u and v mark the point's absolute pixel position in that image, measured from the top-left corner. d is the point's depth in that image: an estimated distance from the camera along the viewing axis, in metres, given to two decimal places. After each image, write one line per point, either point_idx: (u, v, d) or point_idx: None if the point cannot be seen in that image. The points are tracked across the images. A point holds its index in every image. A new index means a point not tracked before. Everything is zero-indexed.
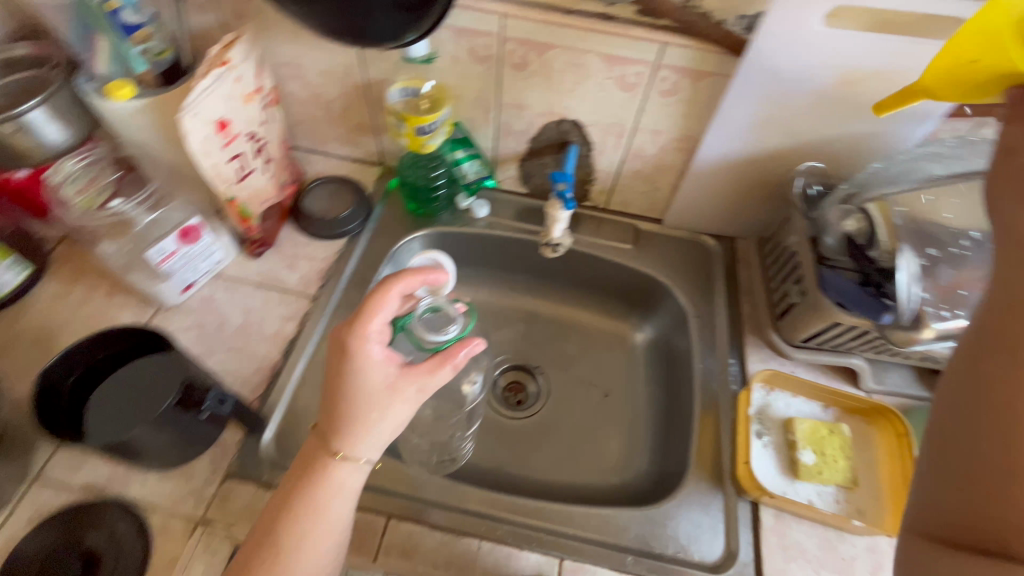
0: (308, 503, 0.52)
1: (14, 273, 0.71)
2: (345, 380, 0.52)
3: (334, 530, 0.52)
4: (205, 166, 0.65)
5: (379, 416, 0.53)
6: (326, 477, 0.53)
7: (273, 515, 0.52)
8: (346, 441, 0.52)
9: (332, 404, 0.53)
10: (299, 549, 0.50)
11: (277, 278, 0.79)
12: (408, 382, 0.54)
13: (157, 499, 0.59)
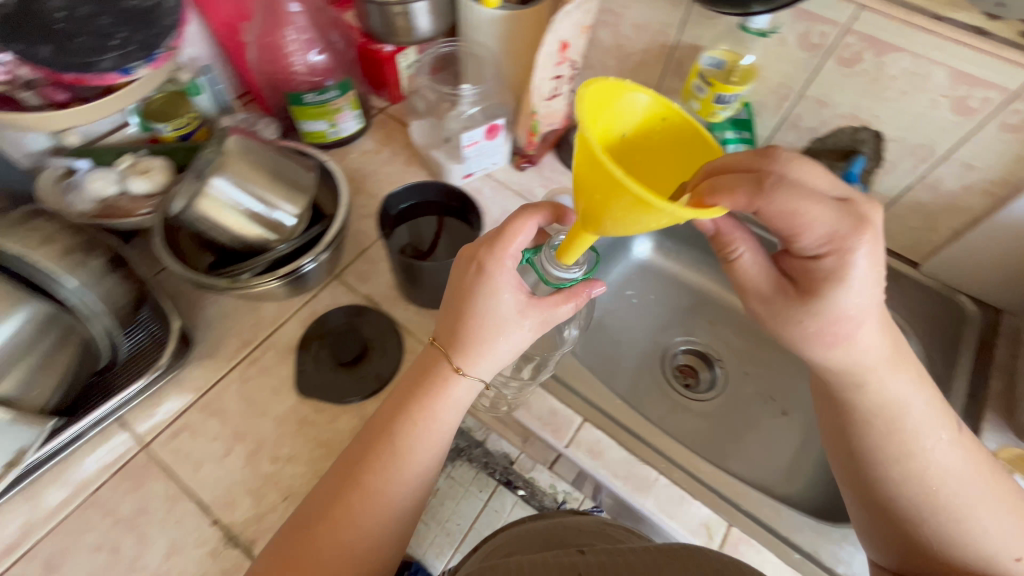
0: (422, 415, 0.50)
1: (355, 122, 0.87)
2: (472, 296, 0.48)
3: (435, 443, 0.51)
4: (537, 78, 0.74)
5: (501, 340, 0.49)
6: (440, 387, 0.51)
7: (386, 415, 0.51)
8: (465, 355, 0.49)
9: (452, 317, 0.50)
10: (406, 457, 0.49)
11: (532, 193, 0.88)
12: (535, 311, 0.49)
13: (412, 327, 0.73)
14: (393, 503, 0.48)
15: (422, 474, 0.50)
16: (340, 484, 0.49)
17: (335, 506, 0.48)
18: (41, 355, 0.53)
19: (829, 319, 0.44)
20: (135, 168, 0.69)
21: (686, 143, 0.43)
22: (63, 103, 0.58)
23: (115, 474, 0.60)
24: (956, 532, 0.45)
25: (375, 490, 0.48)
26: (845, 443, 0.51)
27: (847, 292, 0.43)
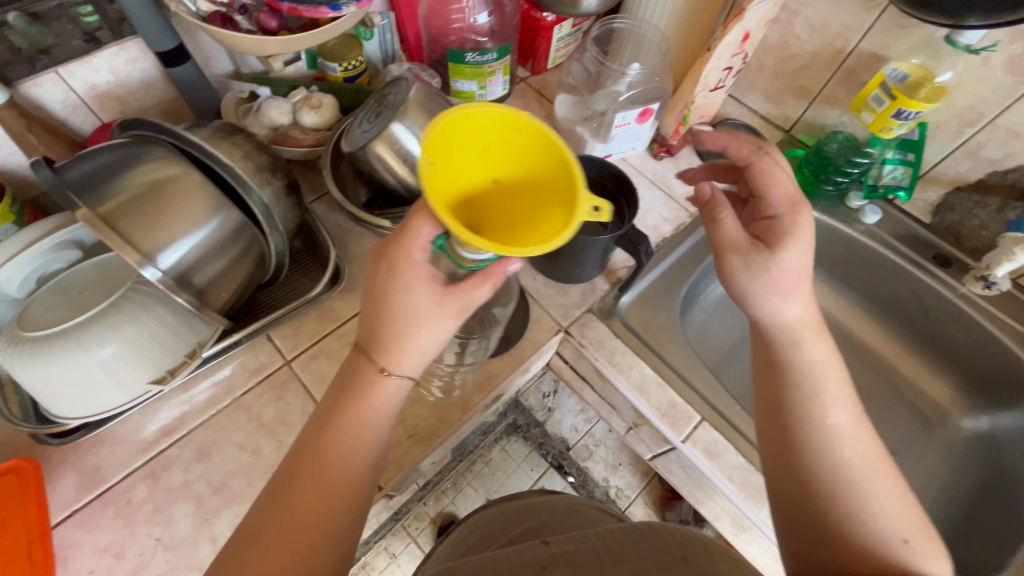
0: (358, 416, 0.46)
1: (502, 87, 0.86)
2: (387, 294, 0.45)
3: (374, 441, 0.46)
4: (709, 66, 0.73)
5: (427, 335, 0.46)
6: (371, 393, 0.46)
7: (305, 447, 0.45)
8: (394, 355, 0.46)
9: (371, 317, 0.46)
10: (344, 454, 0.44)
11: (667, 184, 0.86)
12: (453, 304, 0.45)
13: (538, 298, 0.73)
14: (335, 507, 0.43)
15: (367, 477, 0.46)
16: (271, 500, 0.43)
17: (269, 523, 0.42)
18: (230, 259, 0.56)
19: (777, 277, 0.48)
20: (308, 101, 0.72)
21: (536, 142, 0.40)
22: (273, 30, 0.62)
23: (259, 383, 0.64)
24: (856, 511, 0.42)
25: (313, 499, 0.43)
26: (771, 444, 0.48)
27: (766, 288, 0.48)
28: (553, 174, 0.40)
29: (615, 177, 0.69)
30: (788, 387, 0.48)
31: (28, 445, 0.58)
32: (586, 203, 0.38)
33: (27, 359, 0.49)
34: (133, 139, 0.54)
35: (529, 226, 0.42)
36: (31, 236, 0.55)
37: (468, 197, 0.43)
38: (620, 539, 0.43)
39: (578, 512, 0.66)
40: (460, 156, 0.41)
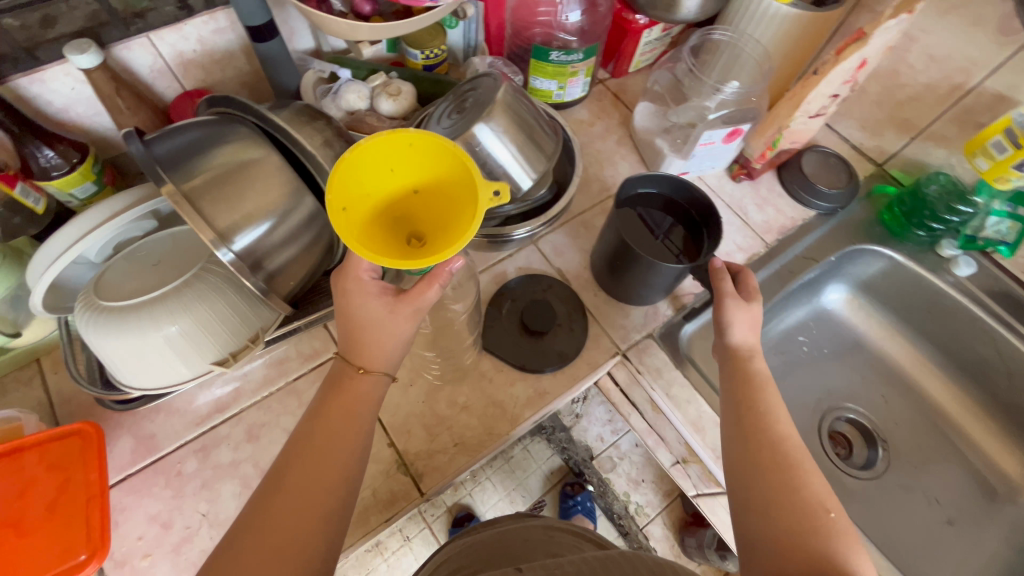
0: (340, 413, 0.46)
1: (581, 89, 0.82)
2: (351, 303, 0.46)
3: (356, 436, 0.46)
4: (815, 91, 0.68)
5: (390, 341, 0.46)
6: (353, 393, 0.47)
7: (288, 454, 0.45)
8: (367, 354, 0.47)
9: (343, 326, 0.48)
10: (323, 448, 0.44)
11: (743, 210, 0.81)
12: (405, 310, 0.45)
13: (598, 316, 0.70)
14: (324, 499, 0.42)
15: (351, 471, 0.44)
16: (263, 494, 0.42)
17: (258, 516, 0.41)
18: (301, 246, 0.55)
19: (742, 316, 0.55)
20: (387, 88, 0.70)
21: (432, 150, 0.41)
22: (365, 15, 0.62)
23: (312, 370, 0.64)
24: (812, 495, 0.44)
25: (297, 491, 0.42)
26: (736, 439, 0.50)
27: (734, 320, 0.55)
28: (458, 176, 0.42)
29: (699, 207, 0.66)
30: (739, 443, 0.50)
31: (90, 405, 0.59)
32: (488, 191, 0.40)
33: (102, 326, 0.50)
34: (219, 116, 0.54)
35: (455, 225, 0.41)
36: (114, 205, 0.53)
37: (394, 211, 0.44)
38: (590, 564, 0.41)
39: (551, 536, 0.60)
40: (372, 180, 0.42)
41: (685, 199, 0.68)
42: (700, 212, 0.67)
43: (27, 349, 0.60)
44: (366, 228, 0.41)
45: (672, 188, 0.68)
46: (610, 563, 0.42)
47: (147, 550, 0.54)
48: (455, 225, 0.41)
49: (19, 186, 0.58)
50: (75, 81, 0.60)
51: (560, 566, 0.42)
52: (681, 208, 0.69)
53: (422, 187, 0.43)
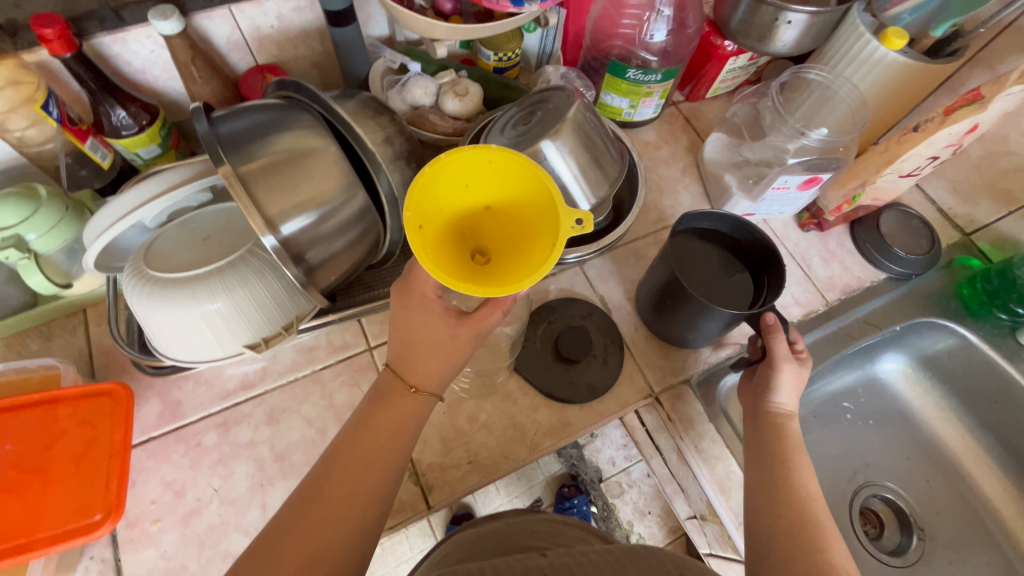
0: (387, 429, 0.45)
1: (652, 111, 0.78)
2: (416, 323, 0.45)
3: (398, 452, 0.44)
4: (914, 150, 0.62)
5: (447, 364, 0.45)
6: (401, 412, 0.45)
7: (326, 465, 0.43)
8: (421, 371, 0.45)
9: (399, 341, 0.46)
10: (368, 460, 0.43)
11: (808, 261, 0.76)
12: (466, 333, 0.45)
13: (636, 352, 0.67)
14: (361, 512, 0.41)
15: (392, 487, 0.44)
16: (303, 496, 0.41)
17: (298, 518, 0.40)
18: (347, 242, 0.53)
19: (786, 372, 0.54)
20: (455, 87, 0.68)
21: (512, 168, 0.38)
22: (445, 13, 0.60)
23: (339, 362, 0.64)
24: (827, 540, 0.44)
25: (337, 501, 0.41)
26: (761, 482, 0.50)
27: (781, 383, 0.53)
28: (535, 196, 0.38)
29: (767, 253, 0.61)
30: (763, 470, 0.51)
31: (125, 363, 0.61)
32: (568, 217, 0.36)
33: (146, 295, 0.50)
34: (285, 102, 0.53)
35: (527, 249, 0.38)
36: (171, 177, 0.54)
37: (462, 226, 0.41)
38: (614, 555, 0.38)
39: (559, 531, 0.54)
40: (446, 194, 0.39)
41: (753, 244, 0.63)
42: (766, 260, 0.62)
43: (75, 300, 0.61)
44: (437, 242, 0.38)
45: (737, 231, 0.64)
46: (635, 555, 0.38)
47: (157, 516, 0.55)
48: (530, 246, 0.38)
49: (88, 141, 0.60)
50: (154, 44, 0.61)
51: (585, 556, 0.39)
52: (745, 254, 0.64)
53: (495, 205, 0.41)
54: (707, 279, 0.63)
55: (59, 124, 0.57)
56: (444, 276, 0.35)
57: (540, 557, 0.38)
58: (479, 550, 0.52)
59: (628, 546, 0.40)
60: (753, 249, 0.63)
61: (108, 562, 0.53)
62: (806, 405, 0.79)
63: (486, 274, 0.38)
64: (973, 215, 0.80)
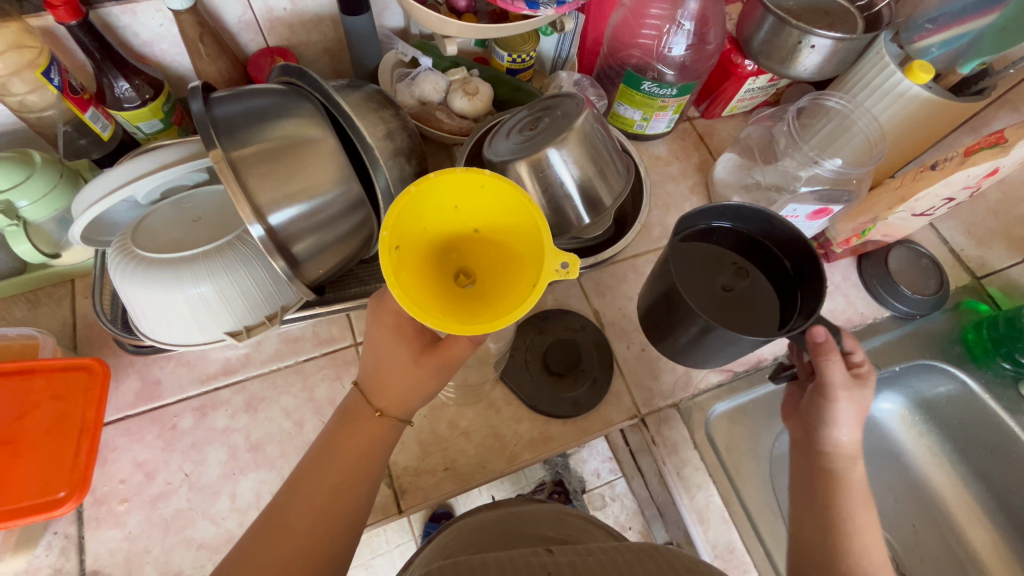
0: (349, 456, 0.42)
1: (665, 125, 0.76)
2: (386, 350, 0.41)
3: (363, 481, 0.42)
4: (929, 190, 0.60)
5: (416, 392, 0.42)
6: (368, 438, 0.43)
7: (288, 492, 0.41)
8: (386, 396, 0.42)
9: (370, 363, 0.43)
10: (332, 491, 0.41)
11: None
12: (434, 361, 0.41)
13: (626, 371, 0.66)
14: (317, 551, 0.39)
15: (350, 523, 0.41)
16: (265, 531, 0.39)
17: (260, 555, 0.38)
18: (337, 236, 0.52)
19: (845, 399, 0.47)
20: (465, 85, 0.67)
21: (504, 201, 0.37)
22: (460, 11, 0.58)
23: (323, 355, 0.63)
24: None
25: (298, 537, 0.39)
26: (807, 522, 0.48)
27: (837, 416, 0.47)
28: (525, 232, 0.37)
29: (793, 249, 0.55)
30: (812, 510, 0.48)
31: (108, 338, 0.60)
32: (553, 259, 0.35)
33: (129, 276, 0.50)
34: (287, 88, 0.52)
35: (509, 282, 0.38)
36: (167, 156, 0.53)
37: (447, 243, 0.40)
38: (625, 556, 0.37)
39: (564, 521, 0.51)
40: (433, 215, 0.38)
41: (770, 238, 0.57)
42: (791, 255, 0.56)
43: (64, 270, 0.61)
44: (416, 264, 0.37)
45: (751, 223, 0.57)
46: (647, 558, 0.37)
47: (125, 496, 0.54)
48: (511, 280, 0.37)
49: (89, 111, 0.59)
50: (163, 18, 0.60)
51: (593, 554, 0.38)
52: (761, 249, 0.59)
53: (482, 230, 0.39)
54: (727, 291, 0.58)
55: (60, 91, 0.56)
56: (416, 304, 0.34)
57: (546, 553, 0.38)
58: (482, 537, 0.48)
59: (641, 546, 0.39)
60: (773, 242, 0.57)
61: (71, 539, 0.52)
62: None
63: (463, 301, 0.37)
64: (985, 259, 0.78)
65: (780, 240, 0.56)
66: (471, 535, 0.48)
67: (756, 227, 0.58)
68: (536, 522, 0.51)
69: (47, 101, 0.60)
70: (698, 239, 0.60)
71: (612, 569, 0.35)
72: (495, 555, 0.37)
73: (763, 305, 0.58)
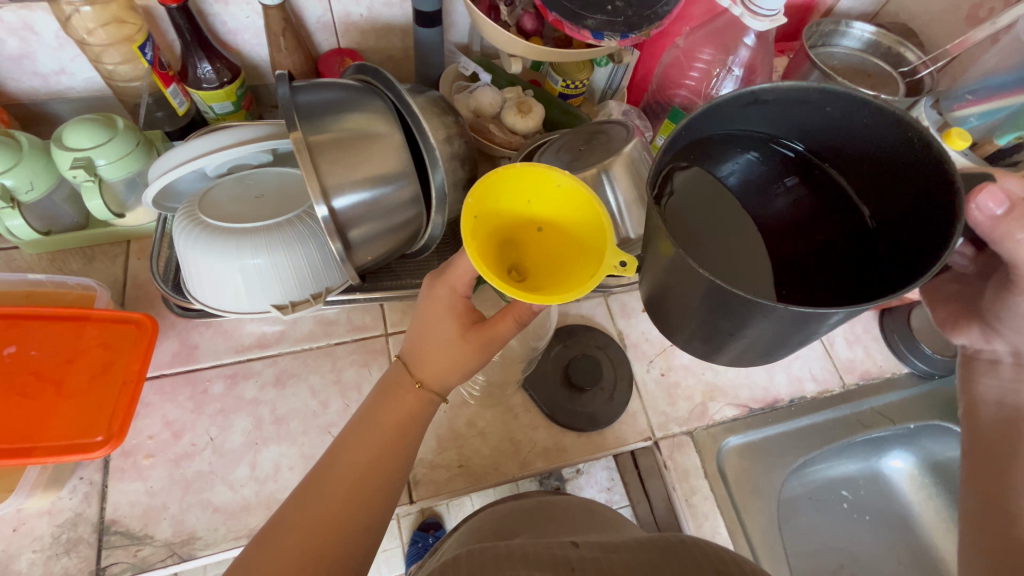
0: (390, 424, 0.44)
1: None
2: (434, 322, 0.44)
3: (399, 453, 0.44)
4: None
5: (457, 367, 0.44)
6: (408, 407, 0.45)
7: (331, 459, 0.43)
8: (428, 369, 0.44)
9: (417, 335, 0.45)
10: (371, 459, 0.43)
11: (832, 341, 0.75)
12: (482, 337, 0.43)
13: (644, 393, 0.67)
14: (357, 516, 0.41)
15: (390, 492, 0.43)
16: (307, 492, 0.41)
17: (303, 514, 0.40)
18: (391, 226, 0.55)
19: None
20: (519, 104, 0.71)
21: (573, 199, 0.39)
22: (527, 32, 0.62)
23: (354, 341, 0.65)
24: None
25: (338, 500, 0.41)
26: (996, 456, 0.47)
27: None
28: (591, 231, 0.39)
29: (859, 138, 0.38)
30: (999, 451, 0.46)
31: (156, 298, 0.63)
32: (613, 256, 0.36)
33: (194, 239, 0.53)
34: (362, 85, 0.55)
35: (567, 275, 0.39)
36: (244, 134, 0.58)
37: (508, 234, 0.42)
38: (648, 554, 0.38)
39: (594, 511, 0.55)
40: (506, 204, 0.40)
41: (814, 128, 0.40)
42: (857, 150, 0.39)
43: (123, 231, 0.64)
44: (481, 244, 0.38)
45: (772, 113, 0.39)
46: (668, 553, 0.37)
47: (151, 451, 0.56)
48: (574, 272, 0.38)
49: (171, 86, 0.64)
50: (251, 11, 0.65)
51: (618, 552, 0.38)
52: (802, 156, 0.42)
53: (546, 227, 0.41)
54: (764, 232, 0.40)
55: (150, 66, 0.60)
56: (485, 274, 0.35)
57: (572, 548, 0.39)
58: (519, 522, 0.52)
59: (665, 541, 0.39)
60: (836, 139, 0.39)
61: (95, 486, 0.54)
62: (804, 484, 0.77)
63: (524, 286, 0.38)
64: None
65: (831, 124, 0.39)
66: (513, 519, 0.52)
67: (781, 118, 0.40)
68: (567, 509, 0.55)
69: (136, 73, 0.65)
70: (720, 145, 0.41)
71: (634, 570, 0.36)
72: (522, 546, 0.38)
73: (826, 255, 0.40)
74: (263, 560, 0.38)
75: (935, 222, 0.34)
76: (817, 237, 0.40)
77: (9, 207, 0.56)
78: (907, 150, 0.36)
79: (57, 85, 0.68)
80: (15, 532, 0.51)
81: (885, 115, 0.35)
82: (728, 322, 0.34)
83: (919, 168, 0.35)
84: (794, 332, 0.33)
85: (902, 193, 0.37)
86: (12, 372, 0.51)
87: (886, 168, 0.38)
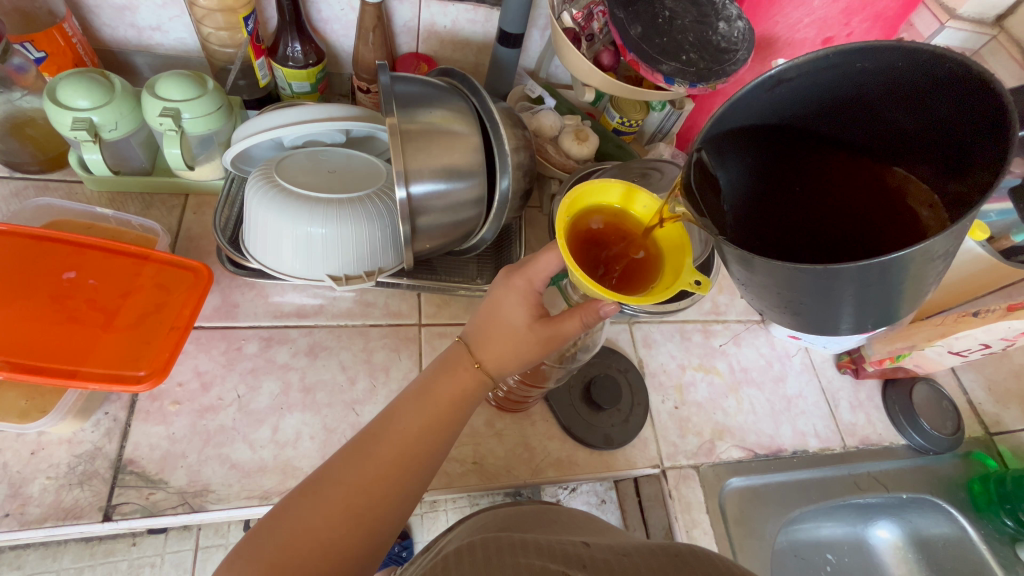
0: (441, 397, 0.48)
1: None
2: (501, 310, 0.50)
3: (444, 428, 0.47)
4: (967, 330, 0.66)
5: (513, 353, 0.49)
6: (462, 381, 0.49)
7: (379, 423, 0.46)
8: (488, 351, 0.49)
9: (483, 319, 0.51)
10: (421, 430, 0.46)
11: (835, 403, 0.78)
12: (544, 331, 0.48)
13: (655, 421, 0.69)
14: (401, 481, 0.44)
15: (431, 462, 0.46)
16: (354, 450, 0.44)
17: (347, 469, 0.43)
18: (454, 220, 0.58)
19: None
20: (577, 131, 0.75)
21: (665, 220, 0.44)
22: (603, 65, 0.69)
23: (388, 325, 0.66)
24: None
25: (383, 463, 0.44)
26: None
27: None
28: (674, 251, 0.43)
29: (903, 91, 0.33)
30: None
31: (206, 252, 0.65)
32: (689, 275, 0.41)
33: (268, 199, 0.55)
34: (449, 86, 0.59)
35: (643, 284, 0.43)
36: (331, 111, 0.60)
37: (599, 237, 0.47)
38: (657, 560, 0.37)
39: (593, 521, 0.55)
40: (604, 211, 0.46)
41: (848, 96, 0.35)
42: (912, 108, 0.33)
43: (187, 184, 0.67)
44: (571, 233, 0.44)
45: (799, 93, 0.35)
46: (679, 561, 0.37)
47: (178, 399, 0.56)
48: (634, 292, 0.42)
49: (260, 59, 0.67)
50: (347, 5, 0.70)
51: (628, 555, 0.38)
52: (841, 131, 0.38)
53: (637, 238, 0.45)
54: (794, 221, 0.38)
55: (249, 37, 0.64)
56: (567, 258, 0.39)
57: (582, 547, 0.39)
58: (521, 520, 0.51)
59: (676, 549, 0.38)
60: (868, 92, 0.34)
61: (119, 423, 0.54)
62: (792, 539, 0.76)
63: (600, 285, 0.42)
64: (999, 418, 0.83)
65: (869, 86, 0.34)
66: (523, 516, 0.52)
67: (807, 95, 0.35)
68: (571, 517, 0.55)
69: (231, 41, 0.69)
70: (740, 134, 0.37)
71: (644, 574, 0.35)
72: (534, 539, 0.38)
73: (869, 234, 0.35)
74: (310, 509, 0.40)
75: (994, 173, 0.28)
76: (870, 216, 0.36)
77: (92, 140, 0.58)
78: (962, 88, 0.29)
79: (149, 40, 0.71)
80: (33, 455, 0.51)
81: (918, 54, 0.30)
82: (767, 289, 0.32)
83: (979, 110, 0.29)
84: (823, 298, 0.30)
85: (965, 149, 0.31)
86: (68, 298, 0.53)
87: (946, 123, 0.32)
